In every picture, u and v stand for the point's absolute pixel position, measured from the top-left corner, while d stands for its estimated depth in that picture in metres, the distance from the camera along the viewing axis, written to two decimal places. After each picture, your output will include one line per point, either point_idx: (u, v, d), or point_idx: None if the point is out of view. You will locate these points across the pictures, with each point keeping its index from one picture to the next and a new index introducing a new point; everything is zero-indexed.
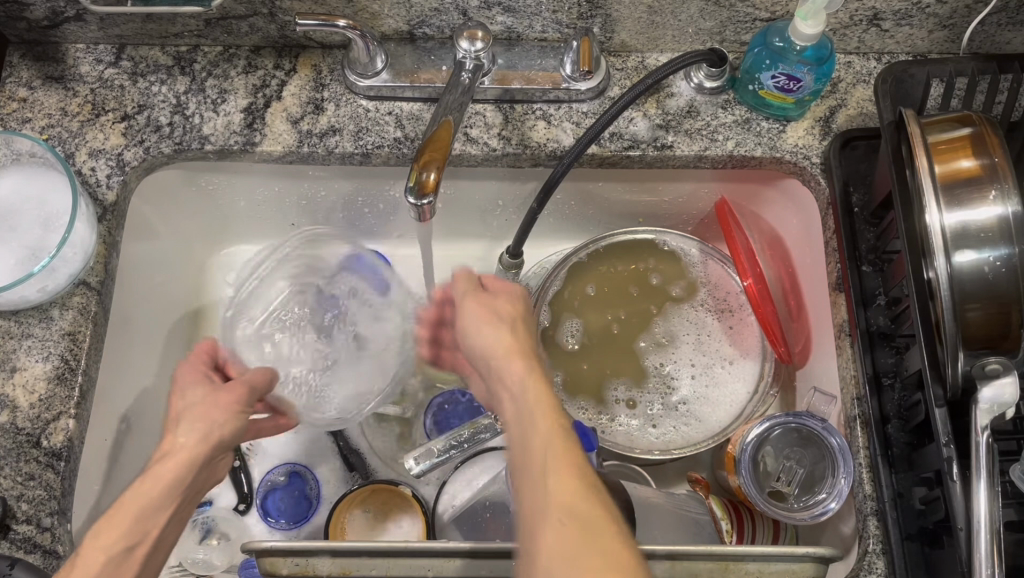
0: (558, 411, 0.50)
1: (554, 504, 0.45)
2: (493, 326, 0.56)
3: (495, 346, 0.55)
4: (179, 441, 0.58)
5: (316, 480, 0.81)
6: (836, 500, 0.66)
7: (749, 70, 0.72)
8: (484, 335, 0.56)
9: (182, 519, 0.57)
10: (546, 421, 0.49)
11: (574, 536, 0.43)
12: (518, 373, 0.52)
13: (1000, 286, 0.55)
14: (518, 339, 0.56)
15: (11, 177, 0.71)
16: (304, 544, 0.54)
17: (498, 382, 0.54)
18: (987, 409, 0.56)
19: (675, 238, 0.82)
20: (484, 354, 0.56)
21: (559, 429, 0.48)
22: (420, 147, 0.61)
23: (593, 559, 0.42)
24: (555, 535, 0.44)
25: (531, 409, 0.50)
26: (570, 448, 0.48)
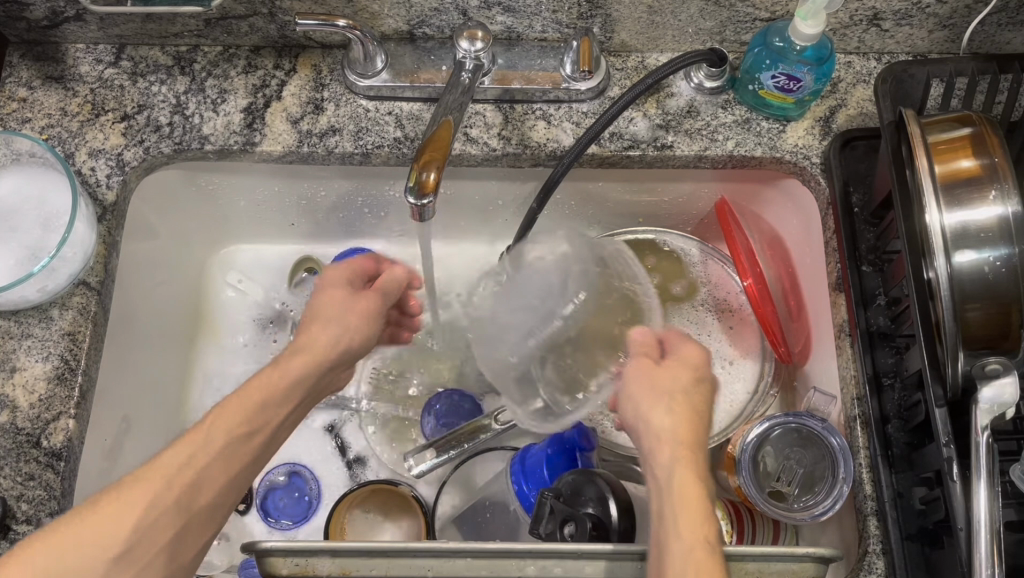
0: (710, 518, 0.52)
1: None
2: (673, 413, 0.58)
3: (654, 436, 0.57)
4: (313, 341, 0.60)
5: (316, 479, 0.81)
6: (836, 501, 0.65)
7: (750, 69, 0.72)
8: (653, 419, 0.58)
9: (296, 421, 0.60)
10: (692, 517, 0.51)
11: None
12: (672, 470, 0.55)
13: (1000, 285, 0.55)
14: (671, 432, 0.57)
15: (11, 178, 0.71)
16: (304, 543, 0.54)
17: (653, 468, 0.56)
18: (987, 409, 0.56)
19: (675, 239, 0.83)
20: (659, 439, 0.57)
21: (700, 544, 0.50)
22: (420, 147, 0.61)
23: None
24: None
25: (680, 500, 0.52)
26: (703, 562, 0.49)
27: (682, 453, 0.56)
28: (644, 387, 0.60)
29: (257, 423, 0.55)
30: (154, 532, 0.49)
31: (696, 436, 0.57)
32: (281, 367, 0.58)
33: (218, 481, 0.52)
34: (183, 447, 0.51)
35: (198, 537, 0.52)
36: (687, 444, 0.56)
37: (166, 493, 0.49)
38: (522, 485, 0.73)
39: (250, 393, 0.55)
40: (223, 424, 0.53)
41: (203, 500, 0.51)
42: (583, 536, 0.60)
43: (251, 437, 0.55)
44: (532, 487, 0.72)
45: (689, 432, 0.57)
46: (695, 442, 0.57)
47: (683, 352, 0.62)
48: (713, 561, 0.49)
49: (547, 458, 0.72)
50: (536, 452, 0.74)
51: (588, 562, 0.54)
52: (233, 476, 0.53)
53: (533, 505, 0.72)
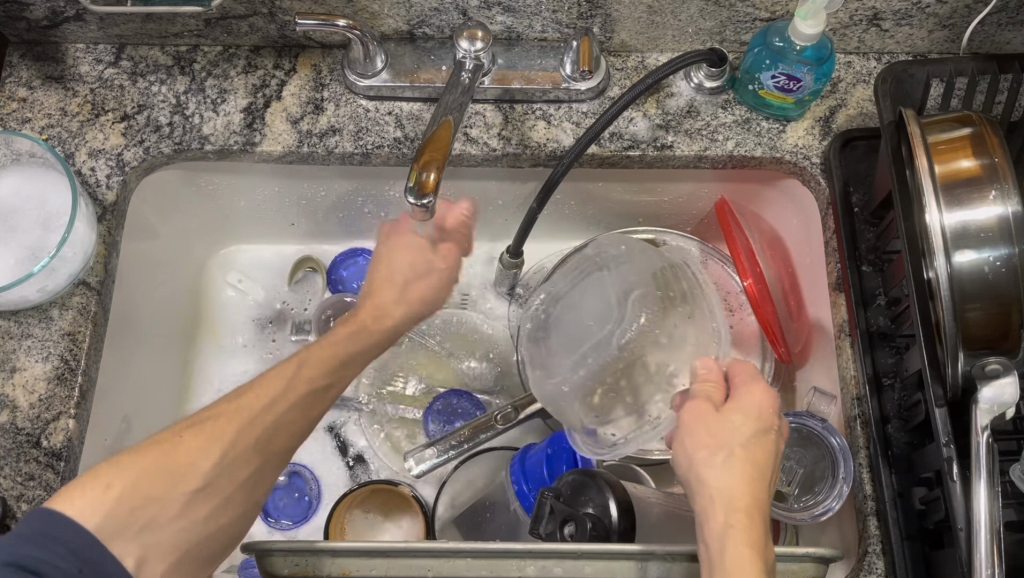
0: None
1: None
2: (730, 468, 0.55)
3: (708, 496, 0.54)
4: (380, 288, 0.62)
5: (316, 479, 0.80)
6: (837, 500, 0.65)
7: (750, 70, 0.72)
8: (708, 472, 0.55)
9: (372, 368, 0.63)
10: None
11: None
12: (724, 537, 0.51)
13: (1000, 285, 0.55)
14: (726, 493, 0.54)
15: (11, 178, 0.71)
16: (304, 544, 0.54)
17: (706, 530, 0.53)
18: (987, 409, 0.56)
19: (675, 238, 0.82)
20: (714, 496, 0.54)
21: None
22: (420, 147, 0.61)
23: None
24: None
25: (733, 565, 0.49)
26: None
27: (737, 518, 0.52)
28: (699, 437, 0.57)
29: (333, 379, 0.58)
30: (231, 471, 0.53)
31: (753, 494, 0.54)
32: (356, 324, 0.60)
33: (290, 429, 0.56)
34: (259, 396, 0.55)
35: (269, 477, 0.56)
36: (741, 508, 0.53)
37: (244, 437, 0.54)
38: (522, 484, 0.73)
39: (328, 348, 0.58)
40: (301, 379, 0.56)
41: (276, 446, 0.55)
42: (583, 536, 0.60)
43: (324, 391, 0.58)
44: (532, 487, 0.73)
45: (745, 495, 0.54)
46: (753, 508, 0.53)
47: (745, 400, 0.59)
48: None
49: (547, 459, 0.72)
50: (536, 452, 0.74)
51: (588, 562, 0.55)
52: (304, 425, 0.57)
53: (533, 505, 0.73)
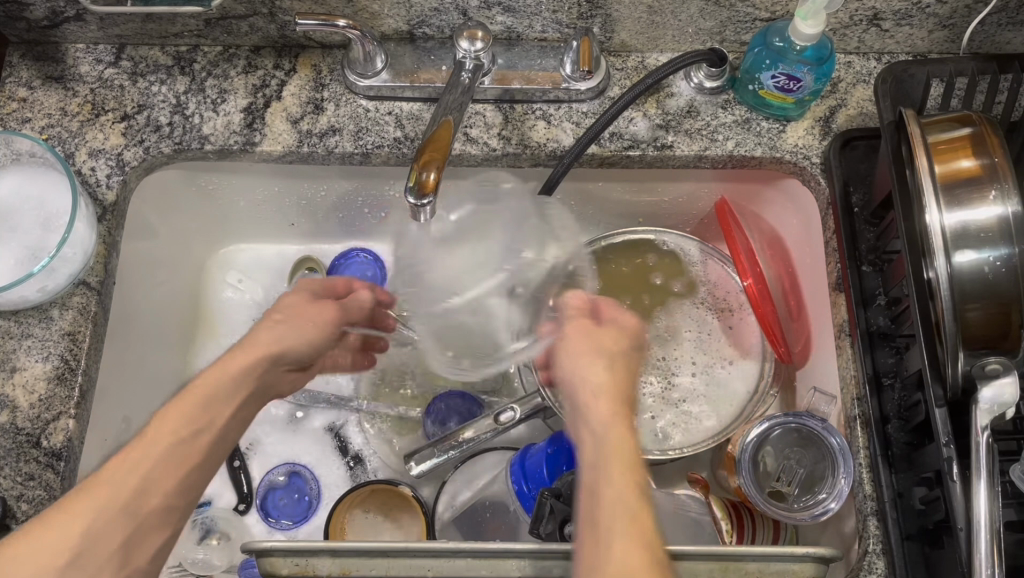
0: (640, 466, 0.52)
1: (611, 562, 0.46)
2: (608, 368, 0.58)
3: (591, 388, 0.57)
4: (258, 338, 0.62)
5: (316, 479, 0.80)
6: (836, 500, 0.66)
7: (750, 70, 0.72)
8: (584, 374, 0.58)
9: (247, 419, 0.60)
10: (624, 461, 0.51)
11: None
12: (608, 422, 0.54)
13: (1000, 285, 0.55)
14: (603, 385, 0.57)
15: (11, 177, 0.71)
16: (305, 544, 0.54)
17: (586, 419, 0.56)
18: (987, 409, 0.56)
19: (675, 239, 0.82)
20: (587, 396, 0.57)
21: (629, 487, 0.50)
22: (420, 147, 0.61)
23: None
24: None
25: (611, 451, 0.52)
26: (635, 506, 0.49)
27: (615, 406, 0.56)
28: (580, 344, 0.60)
29: (201, 425, 0.55)
30: (101, 539, 0.50)
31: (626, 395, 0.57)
32: (223, 367, 0.59)
33: (165, 484, 0.53)
34: (122, 458, 0.52)
35: (155, 538, 0.53)
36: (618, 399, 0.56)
37: (110, 500, 0.50)
38: (522, 484, 0.73)
39: (196, 391, 0.56)
40: (163, 430, 0.54)
41: (149, 504, 0.52)
42: None
43: (193, 438, 0.55)
44: (533, 488, 0.72)
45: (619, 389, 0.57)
46: (628, 401, 0.57)
47: (620, 318, 0.63)
48: (644, 507, 0.49)
49: (547, 459, 0.72)
50: (536, 452, 0.73)
51: None
52: (177, 481, 0.54)
53: (533, 505, 0.72)
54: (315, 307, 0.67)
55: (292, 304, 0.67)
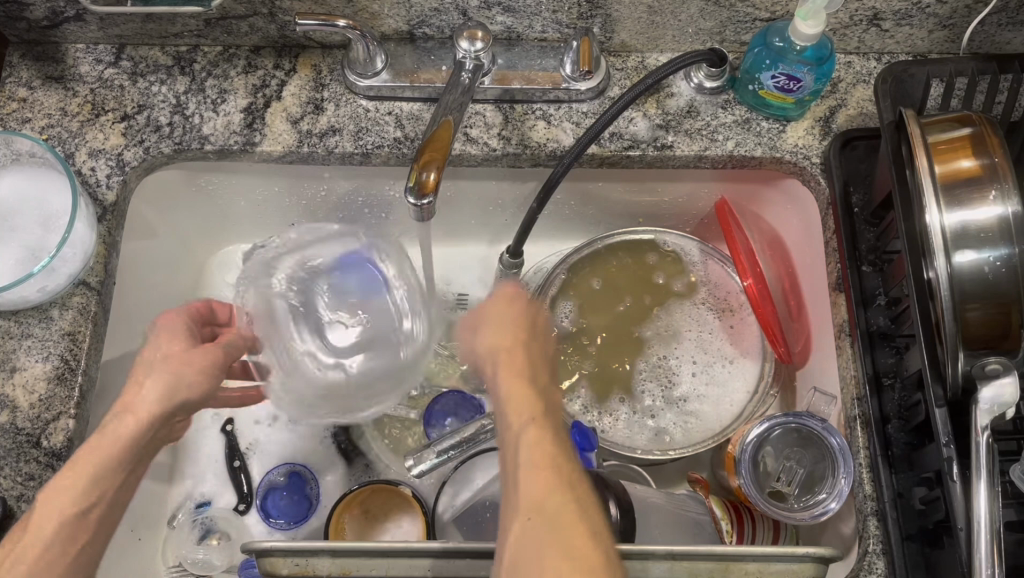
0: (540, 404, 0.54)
1: (523, 498, 0.48)
2: (500, 335, 0.59)
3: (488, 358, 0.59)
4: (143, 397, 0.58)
5: (317, 480, 0.80)
6: (836, 500, 0.65)
7: (749, 70, 0.72)
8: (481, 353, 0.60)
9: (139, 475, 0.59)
10: (522, 407, 0.53)
11: (536, 523, 0.47)
12: (503, 379, 0.56)
13: (1000, 285, 0.55)
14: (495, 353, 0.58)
15: (11, 177, 0.71)
16: (305, 544, 0.54)
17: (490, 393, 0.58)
18: (987, 410, 0.56)
19: (675, 238, 0.82)
20: (492, 357, 0.59)
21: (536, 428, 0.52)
22: (420, 147, 0.61)
23: (554, 560, 0.45)
24: (517, 530, 0.47)
25: (511, 399, 0.54)
26: (538, 443, 0.51)
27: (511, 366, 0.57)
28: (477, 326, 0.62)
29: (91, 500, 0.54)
30: None
31: (531, 348, 0.59)
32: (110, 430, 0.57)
33: (56, 568, 0.53)
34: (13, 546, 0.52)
35: None
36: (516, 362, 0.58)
37: None
38: None
39: (84, 462, 0.55)
40: (49, 510, 0.53)
41: None
42: None
43: (83, 516, 0.54)
44: None
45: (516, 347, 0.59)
46: (525, 352, 0.58)
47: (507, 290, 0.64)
48: (546, 441, 0.51)
49: None
50: None
51: None
52: (70, 562, 0.53)
53: None
54: (196, 354, 0.63)
55: (175, 355, 0.62)
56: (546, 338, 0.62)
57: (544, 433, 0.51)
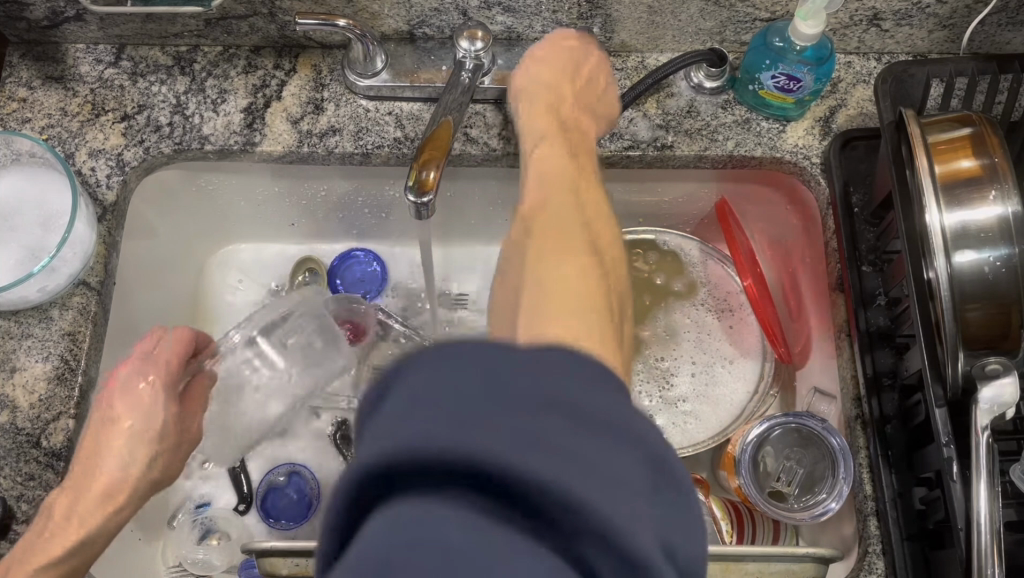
0: (556, 144, 0.63)
1: (525, 211, 0.59)
2: (537, 65, 0.68)
3: (521, 82, 0.68)
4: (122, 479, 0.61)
5: (316, 479, 0.80)
6: (836, 500, 0.65)
7: (749, 70, 0.72)
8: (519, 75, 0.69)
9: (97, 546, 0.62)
10: (537, 139, 0.64)
11: (544, 233, 0.55)
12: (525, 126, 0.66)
13: (1000, 286, 0.55)
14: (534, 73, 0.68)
15: (11, 177, 0.71)
16: (303, 544, 0.56)
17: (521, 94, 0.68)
18: (988, 410, 0.55)
19: (675, 238, 0.83)
20: (525, 102, 0.68)
21: (555, 173, 0.61)
22: (420, 147, 0.61)
23: (548, 245, 0.53)
24: (518, 236, 0.58)
25: (531, 136, 0.65)
26: (546, 172, 0.61)
27: (540, 76, 0.68)
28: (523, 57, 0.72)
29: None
30: None
31: (563, 108, 0.67)
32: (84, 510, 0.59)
33: None
34: None
35: None
36: (543, 71, 0.68)
37: None
38: None
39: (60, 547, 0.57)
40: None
41: None
42: None
43: None
44: None
45: (548, 60, 0.68)
46: (558, 68, 0.68)
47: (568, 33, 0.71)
48: (559, 182, 0.60)
49: None
50: None
51: None
52: None
53: None
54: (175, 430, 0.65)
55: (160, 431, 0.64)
56: (591, 63, 0.69)
57: (558, 171, 0.61)
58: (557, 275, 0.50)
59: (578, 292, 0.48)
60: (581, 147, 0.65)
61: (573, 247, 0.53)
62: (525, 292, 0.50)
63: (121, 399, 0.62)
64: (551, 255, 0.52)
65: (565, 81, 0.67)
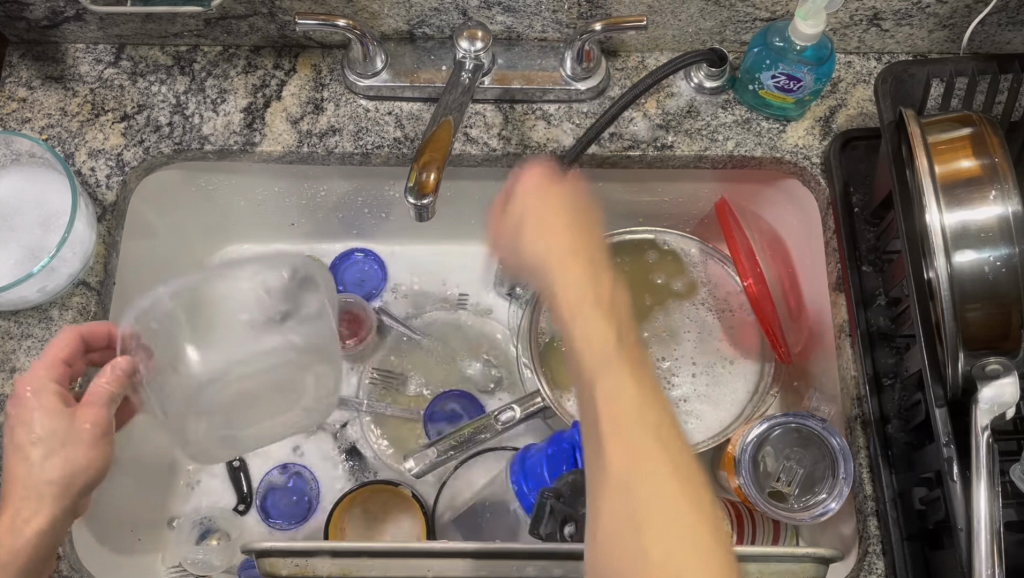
0: (612, 324, 0.56)
1: (606, 409, 0.52)
2: (550, 241, 0.61)
3: (548, 257, 0.61)
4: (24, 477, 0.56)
5: (316, 479, 0.80)
6: (836, 500, 0.65)
7: (749, 70, 0.72)
8: (541, 248, 0.61)
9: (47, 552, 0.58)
10: (601, 346, 0.55)
11: (647, 454, 0.50)
12: (562, 278, 0.59)
13: (1000, 286, 0.55)
14: (548, 250, 0.61)
15: (10, 177, 0.71)
16: (304, 545, 0.56)
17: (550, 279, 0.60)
18: (988, 409, 0.55)
19: (675, 238, 0.82)
20: (548, 259, 0.60)
21: (631, 376, 0.53)
22: (420, 147, 0.61)
23: (647, 442, 0.50)
24: (620, 464, 0.50)
25: (585, 344, 0.55)
26: (623, 385, 0.52)
27: (551, 238, 0.61)
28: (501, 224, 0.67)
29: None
30: None
31: (582, 233, 0.62)
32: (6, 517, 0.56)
33: None
34: None
35: None
36: (546, 230, 0.62)
37: None
38: (522, 485, 0.73)
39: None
40: None
41: None
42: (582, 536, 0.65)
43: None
44: (532, 488, 0.72)
45: (547, 218, 0.63)
46: (588, 258, 0.61)
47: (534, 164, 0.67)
48: (634, 400, 0.52)
49: (547, 459, 0.72)
50: (536, 451, 0.74)
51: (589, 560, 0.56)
52: None
53: (532, 505, 0.73)
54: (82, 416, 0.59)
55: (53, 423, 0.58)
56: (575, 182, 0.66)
57: (637, 376, 0.53)
58: (672, 518, 0.48)
59: (691, 550, 0.47)
60: (588, 243, 0.62)
61: (670, 431, 0.52)
62: (628, 541, 0.47)
63: (11, 411, 0.59)
64: (636, 422, 0.51)
65: (582, 250, 0.61)
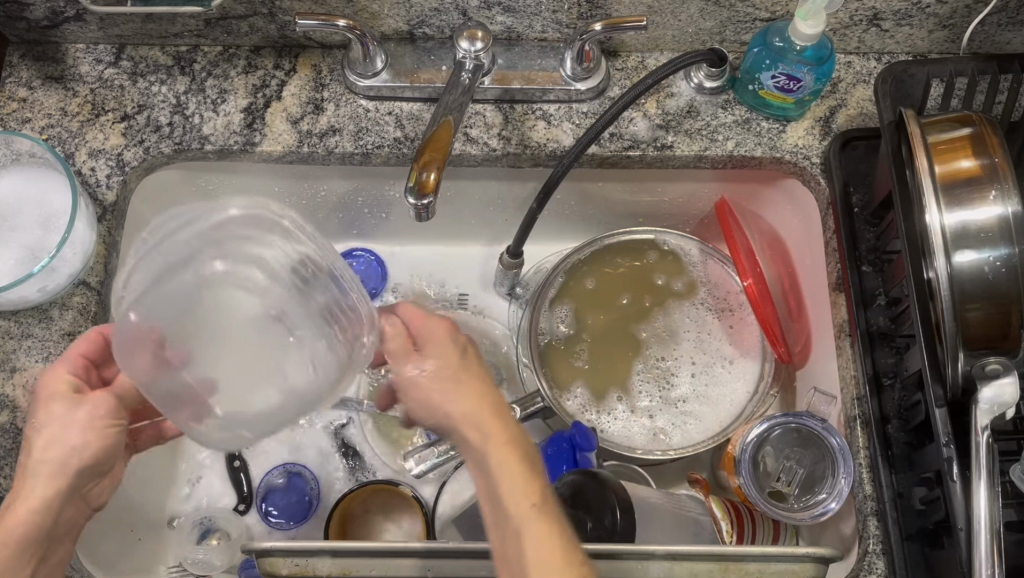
0: (528, 463, 0.52)
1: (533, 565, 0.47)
2: (460, 392, 0.55)
3: (456, 411, 0.54)
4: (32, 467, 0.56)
5: (316, 479, 0.80)
6: (836, 500, 0.65)
7: (750, 70, 0.72)
8: (448, 402, 0.54)
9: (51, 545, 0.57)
10: (522, 491, 0.50)
11: None
12: (466, 414, 0.54)
13: (1000, 286, 0.55)
14: (459, 402, 0.54)
15: (11, 177, 0.71)
16: (305, 544, 0.56)
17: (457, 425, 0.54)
18: (987, 409, 0.55)
19: (675, 238, 0.82)
20: (463, 421, 0.54)
21: (547, 519, 0.49)
22: (420, 147, 0.61)
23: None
24: None
25: (502, 482, 0.50)
26: (546, 537, 0.48)
27: (464, 398, 0.55)
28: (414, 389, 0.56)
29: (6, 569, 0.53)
30: None
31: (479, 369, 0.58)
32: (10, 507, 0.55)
33: None
34: None
35: None
36: (450, 388, 0.55)
37: None
38: None
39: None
40: None
41: None
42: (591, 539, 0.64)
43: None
44: None
45: (451, 373, 0.56)
46: (495, 398, 0.55)
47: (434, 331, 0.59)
48: (560, 544, 0.49)
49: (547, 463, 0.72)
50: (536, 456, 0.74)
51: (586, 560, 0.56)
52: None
53: None
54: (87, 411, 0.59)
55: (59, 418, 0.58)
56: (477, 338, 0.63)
57: (554, 524, 0.49)
58: None
59: None
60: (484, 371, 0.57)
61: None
62: None
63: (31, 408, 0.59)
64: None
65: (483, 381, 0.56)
